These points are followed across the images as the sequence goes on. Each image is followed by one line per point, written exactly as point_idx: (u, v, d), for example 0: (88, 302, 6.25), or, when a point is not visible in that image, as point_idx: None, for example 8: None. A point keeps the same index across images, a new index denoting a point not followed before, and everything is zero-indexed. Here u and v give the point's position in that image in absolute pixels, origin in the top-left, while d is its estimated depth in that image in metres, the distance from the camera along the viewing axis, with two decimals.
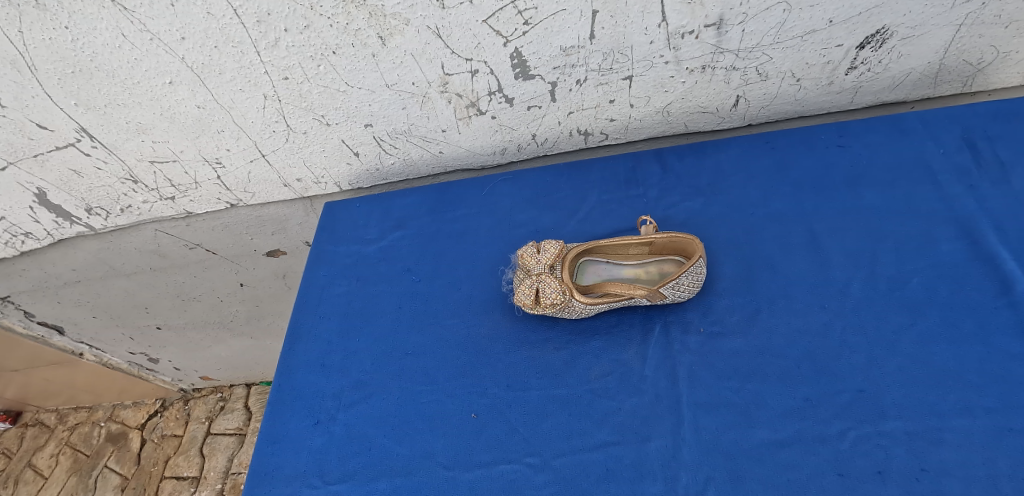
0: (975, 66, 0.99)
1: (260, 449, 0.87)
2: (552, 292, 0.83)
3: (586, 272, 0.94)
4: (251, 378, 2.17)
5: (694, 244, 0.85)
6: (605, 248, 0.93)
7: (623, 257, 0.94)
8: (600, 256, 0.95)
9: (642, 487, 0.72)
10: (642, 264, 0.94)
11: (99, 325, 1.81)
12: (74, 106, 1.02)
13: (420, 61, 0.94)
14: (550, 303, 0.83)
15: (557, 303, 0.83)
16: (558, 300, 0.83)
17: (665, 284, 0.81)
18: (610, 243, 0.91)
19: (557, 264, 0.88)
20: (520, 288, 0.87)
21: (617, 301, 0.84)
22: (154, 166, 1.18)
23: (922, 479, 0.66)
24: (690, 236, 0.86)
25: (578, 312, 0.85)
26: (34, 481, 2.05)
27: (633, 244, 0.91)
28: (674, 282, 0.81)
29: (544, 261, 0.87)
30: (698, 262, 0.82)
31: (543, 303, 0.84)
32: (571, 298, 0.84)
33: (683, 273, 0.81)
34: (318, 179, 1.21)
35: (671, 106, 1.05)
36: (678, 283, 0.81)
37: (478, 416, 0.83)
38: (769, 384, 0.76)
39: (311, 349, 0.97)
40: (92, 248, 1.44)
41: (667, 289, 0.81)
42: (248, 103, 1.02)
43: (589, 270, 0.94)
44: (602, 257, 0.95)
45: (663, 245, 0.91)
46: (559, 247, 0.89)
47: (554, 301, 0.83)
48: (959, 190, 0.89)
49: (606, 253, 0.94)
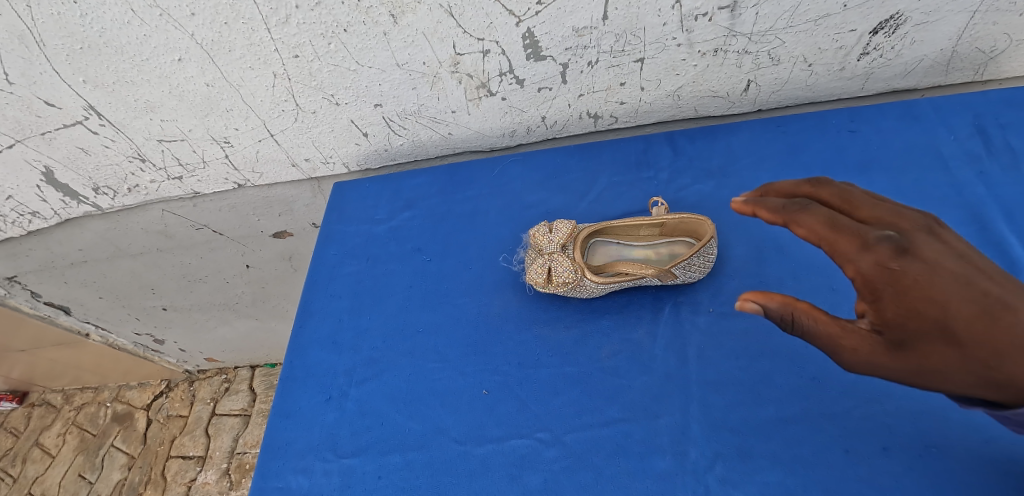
0: (987, 54, 0.99)
1: (272, 423, 0.88)
2: (564, 270, 0.84)
3: (596, 253, 0.95)
4: (256, 360, 2.18)
5: (707, 225, 0.85)
6: (616, 229, 0.93)
7: (634, 238, 0.95)
8: (611, 237, 0.96)
9: (652, 461, 0.73)
10: (652, 245, 0.94)
11: (105, 305, 1.82)
12: (82, 83, 1.02)
13: (432, 40, 0.93)
14: (561, 281, 0.84)
15: (568, 281, 0.84)
16: (569, 279, 0.84)
17: (677, 264, 0.81)
18: (620, 224, 0.91)
19: (569, 244, 0.89)
20: (530, 268, 0.88)
21: (627, 280, 0.84)
22: (161, 145, 1.18)
23: (927, 456, 0.67)
24: (703, 216, 0.85)
25: (589, 291, 0.86)
26: (42, 459, 2.08)
27: (644, 225, 0.91)
28: (686, 262, 0.81)
29: (554, 241, 0.88)
30: (709, 243, 0.82)
31: (555, 281, 0.85)
32: (582, 277, 0.85)
33: (694, 254, 0.81)
34: (326, 159, 1.21)
35: (683, 90, 1.04)
36: (689, 263, 0.81)
37: (488, 393, 0.84)
38: (778, 364, 0.77)
39: (322, 326, 0.97)
40: (99, 227, 1.45)
41: (678, 269, 0.82)
42: (257, 81, 1.02)
43: (600, 251, 0.95)
44: (613, 238, 0.96)
45: (674, 227, 0.91)
46: (572, 228, 0.89)
47: (566, 280, 0.84)
48: (969, 177, 0.89)
49: (617, 234, 0.95)
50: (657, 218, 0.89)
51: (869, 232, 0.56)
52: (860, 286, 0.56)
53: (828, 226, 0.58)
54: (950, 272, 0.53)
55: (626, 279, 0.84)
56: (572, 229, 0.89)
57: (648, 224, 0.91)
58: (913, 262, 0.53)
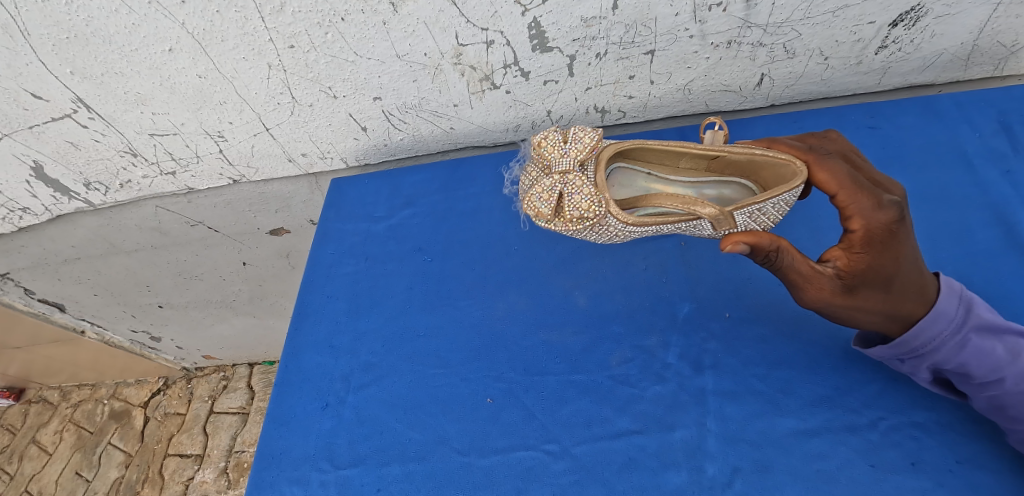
0: (1010, 48, 0.94)
1: (267, 431, 0.85)
2: (580, 205, 0.75)
3: (622, 174, 0.86)
4: (254, 357, 2.15)
5: (791, 166, 0.73)
6: (647, 156, 0.83)
7: (673, 172, 0.86)
8: (642, 166, 0.86)
9: (667, 476, 0.70)
10: (696, 183, 0.86)
11: (100, 303, 1.79)
12: (69, 75, 0.98)
13: (433, 30, 0.89)
14: (580, 217, 0.75)
15: (589, 217, 0.75)
16: (589, 214, 0.75)
17: (742, 207, 0.73)
18: (654, 151, 0.82)
19: (590, 164, 0.78)
20: (539, 185, 0.78)
21: (672, 223, 0.76)
22: (153, 139, 1.14)
23: (955, 471, 0.65)
24: (790, 155, 0.74)
25: (605, 234, 0.79)
26: (39, 457, 2.05)
27: (687, 156, 0.82)
28: (754, 207, 0.73)
29: (575, 151, 0.76)
30: (790, 192, 0.72)
31: (569, 215, 0.76)
32: (608, 214, 0.76)
33: (768, 200, 0.73)
34: (323, 154, 1.17)
35: (693, 84, 1.00)
36: (757, 210, 0.74)
37: (492, 401, 0.80)
38: (798, 373, 0.74)
39: (319, 329, 0.94)
40: (92, 224, 1.41)
41: (742, 215, 0.74)
42: (251, 73, 0.97)
43: (626, 174, 0.86)
44: (642, 168, 0.86)
45: (726, 163, 0.81)
46: (599, 140, 0.77)
47: (583, 214, 0.75)
48: (995, 177, 0.86)
49: (648, 162, 0.85)
50: (720, 149, 0.78)
51: (892, 248, 0.64)
52: (828, 277, 0.64)
53: (879, 226, 0.65)
54: (898, 305, 0.64)
55: (668, 221, 0.75)
56: (598, 147, 0.78)
57: (693, 156, 0.82)
58: (892, 228, 0.64)
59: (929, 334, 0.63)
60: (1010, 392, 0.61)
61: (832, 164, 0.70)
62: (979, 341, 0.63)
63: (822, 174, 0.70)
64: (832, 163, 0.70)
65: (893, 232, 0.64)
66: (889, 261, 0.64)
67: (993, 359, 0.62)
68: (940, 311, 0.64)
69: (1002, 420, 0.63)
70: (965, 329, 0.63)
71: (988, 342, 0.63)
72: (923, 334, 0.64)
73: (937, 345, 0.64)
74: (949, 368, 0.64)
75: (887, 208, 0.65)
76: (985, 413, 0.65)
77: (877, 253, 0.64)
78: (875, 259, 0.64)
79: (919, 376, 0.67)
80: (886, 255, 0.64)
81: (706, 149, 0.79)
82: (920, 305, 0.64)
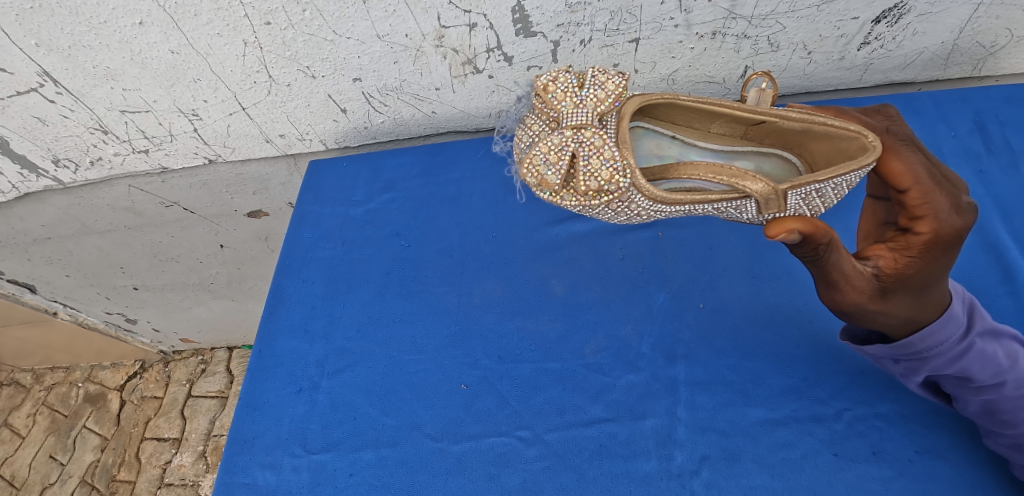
0: (988, 49, 0.96)
1: (239, 415, 0.84)
2: (600, 180, 0.68)
3: (642, 141, 0.80)
4: (233, 341, 2.12)
5: (859, 140, 0.64)
6: (674, 117, 0.77)
7: (701, 137, 0.79)
8: (665, 129, 0.80)
9: (637, 464, 0.71)
10: (726, 150, 0.79)
11: (73, 284, 1.75)
12: (35, 47, 0.94)
13: (415, 10, 0.87)
14: (595, 189, 0.69)
15: (608, 191, 0.69)
16: (608, 187, 0.69)
17: (797, 186, 0.63)
18: (684, 113, 0.75)
19: (609, 118, 0.71)
20: (545, 144, 0.70)
21: (712, 202, 0.67)
22: (125, 116, 1.10)
23: (915, 461, 0.66)
24: (858, 128, 0.64)
25: (622, 211, 0.72)
26: (10, 440, 2.00)
27: (718, 121, 0.76)
28: (812, 187, 0.63)
29: (593, 102, 0.70)
30: (855, 171, 0.61)
31: (581, 190, 0.69)
32: (632, 189, 0.68)
33: (830, 181, 0.63)
34: (302, 135, 1.15)
35: (677, 74, 1.00)
36: (809, 194, 0.65)
37: (467, 388, 0.80)
38: (768, 364, 0.75)
39: (293, 314, 0.93)
40: (62, 203, 1.37)
41: (793, 195, 0.64)
42: (226, 50, 0.94)
43: (647, 140, 0.80)
44: (666, 131, 0.80)
45: (762, 133, 0.75)
46: (624, 88, 0.70)
47: (600, 186, 0.69)
48: (967, 176, 0.87)
49: (673, 124, 0.79)
50: (770, 114, 0.70)
51: (943, 259, 0.61)
52: (864, 278, 0.61)
53: (948, 232, 0.60)
54: (921, 311, 0.62)
55: (707, 199, 0.67)
56: (621, 101, 0.70)
57: (726, 121, 0.75)
58: (954, 237, 0.60)
59: (939, 338, 0.62)
60: (1009, 396, 0.61)
61: (909, 154, 0.63)
62: (983, 347, 0.62)
63: (897, 163, 0.62)
64: (908, 153, 0.63)
65: (955, 239, 0.60)
66: (933, 270, 0.61)
67: (997, 365, 0.61)
68: (950, 315, 0.63)
69: (990, 425, 0.63)
70: (970, 335, 0.62)
71: (991, 346, 0.62)
72: (932, 337, 0.62)
73: (942, 350, 0.62)
74: (947, 373, 0.63)
75: (961, 216, 0.60)
76: (975, 417, 0.64)
77: (930, 261, 0.60)
78: (924, 265, 0.61)
79: (913, 380, 0.66)
80: (936, 264, 0.61)
81: (751, 112, 0.70)
82: (937, 309, 0.63)
